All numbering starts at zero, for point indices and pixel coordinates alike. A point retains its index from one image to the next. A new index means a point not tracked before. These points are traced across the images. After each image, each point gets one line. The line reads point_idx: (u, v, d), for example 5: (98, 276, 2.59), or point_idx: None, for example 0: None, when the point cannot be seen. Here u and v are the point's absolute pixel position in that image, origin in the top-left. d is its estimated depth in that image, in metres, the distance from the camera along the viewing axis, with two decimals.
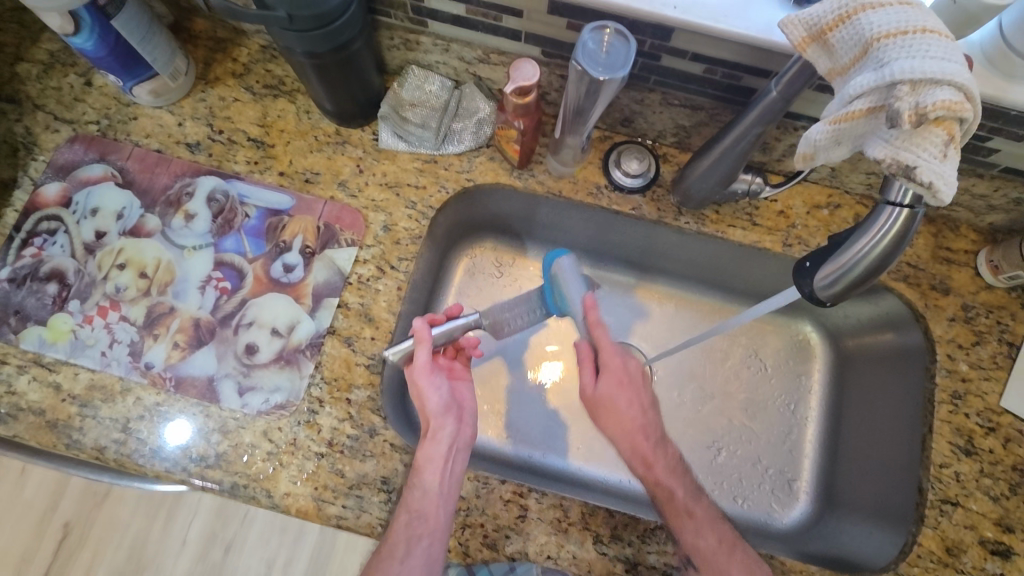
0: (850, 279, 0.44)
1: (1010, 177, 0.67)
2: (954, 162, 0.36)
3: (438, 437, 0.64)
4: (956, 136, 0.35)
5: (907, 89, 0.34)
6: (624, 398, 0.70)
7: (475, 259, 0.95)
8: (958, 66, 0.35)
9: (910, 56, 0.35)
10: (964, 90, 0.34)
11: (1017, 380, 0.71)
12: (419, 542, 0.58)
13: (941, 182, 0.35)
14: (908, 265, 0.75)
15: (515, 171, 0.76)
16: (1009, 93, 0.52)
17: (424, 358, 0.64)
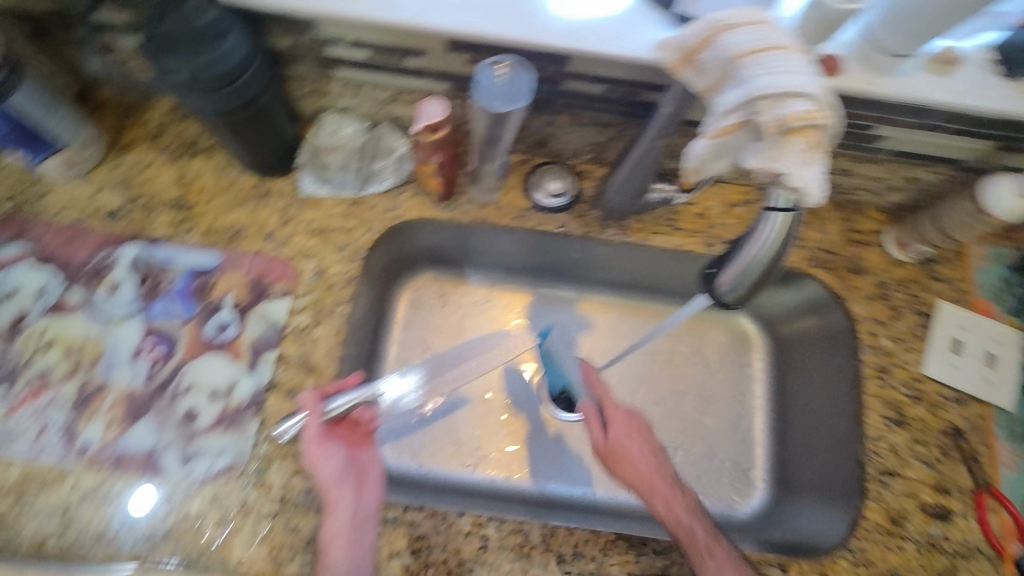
0: (747, 283, 0.45)
1: (902, 159, 0.72)
2: (820, 167, 0.38)
3: (338, 509, 0.62)
4: (818, 143, 0.37)
5: (768, 103, 0.36)
6: (631, 442, 0.69)
7: (417, 292, 0.97)
8: (809, 80, 0.37)
9: (768, 72, 0.37)
10: (819, 100, 0.36)
11: (934, 348, 0.76)
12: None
13: (809, 186, 0.37)
14: (823, 251, 0.80)
15: (440, 204, 0.79)
16: (885, 87, 0.56)
17: (313, 431, 0.64)
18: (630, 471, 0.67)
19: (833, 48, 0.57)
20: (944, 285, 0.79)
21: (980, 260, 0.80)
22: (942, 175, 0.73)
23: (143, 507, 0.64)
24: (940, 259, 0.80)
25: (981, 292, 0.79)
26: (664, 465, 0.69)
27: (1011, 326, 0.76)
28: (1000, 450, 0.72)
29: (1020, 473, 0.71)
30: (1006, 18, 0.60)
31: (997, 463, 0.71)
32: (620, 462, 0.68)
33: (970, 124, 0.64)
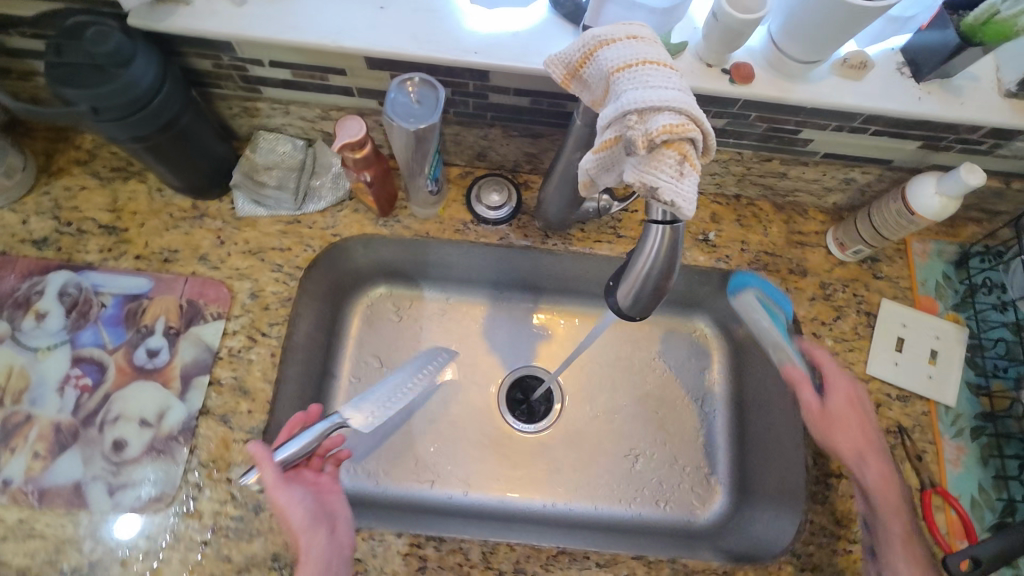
0: (644, 295, 0.45)
1: (832, 161, 0.72)
2: (693, 178, 0.38)
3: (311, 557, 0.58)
4: (689, 155, 0.38)
5: (636, 118, 0.37)
6: (850, 420, 0.68)
7: (373, 305, 0.92)
8: (677, 93, 0.38)
9: (636, 87, 0.38)
10: (686, 113, 0.37)
11: (878, 347, 0.76)
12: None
13: (681, 200, 0.38)
14: (766, 253, 0.79)
15: (380, 220, 0.77)
16: (793, 93, 0.58)
17: (272, 477, 0.59)
18: (844, 444, 0.67)
19: (743, 56, 0.59)
20: (885, 282, 0.79)
21: (921, 257, 0.79)
22: (873, 175, 0.73)
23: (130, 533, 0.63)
24: (881, 257, 0.79)
25: (923, 289, 0.78)
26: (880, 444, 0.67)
27: (953, 322, 0.76)
28: (945, 448, 0.71)
29: (966, 469, 0.70)
30: (911, 18, 0.57)
31: (942, 459, 0.71)
32: (838, 428, 0.67)
33: (886, 126, 0.64)
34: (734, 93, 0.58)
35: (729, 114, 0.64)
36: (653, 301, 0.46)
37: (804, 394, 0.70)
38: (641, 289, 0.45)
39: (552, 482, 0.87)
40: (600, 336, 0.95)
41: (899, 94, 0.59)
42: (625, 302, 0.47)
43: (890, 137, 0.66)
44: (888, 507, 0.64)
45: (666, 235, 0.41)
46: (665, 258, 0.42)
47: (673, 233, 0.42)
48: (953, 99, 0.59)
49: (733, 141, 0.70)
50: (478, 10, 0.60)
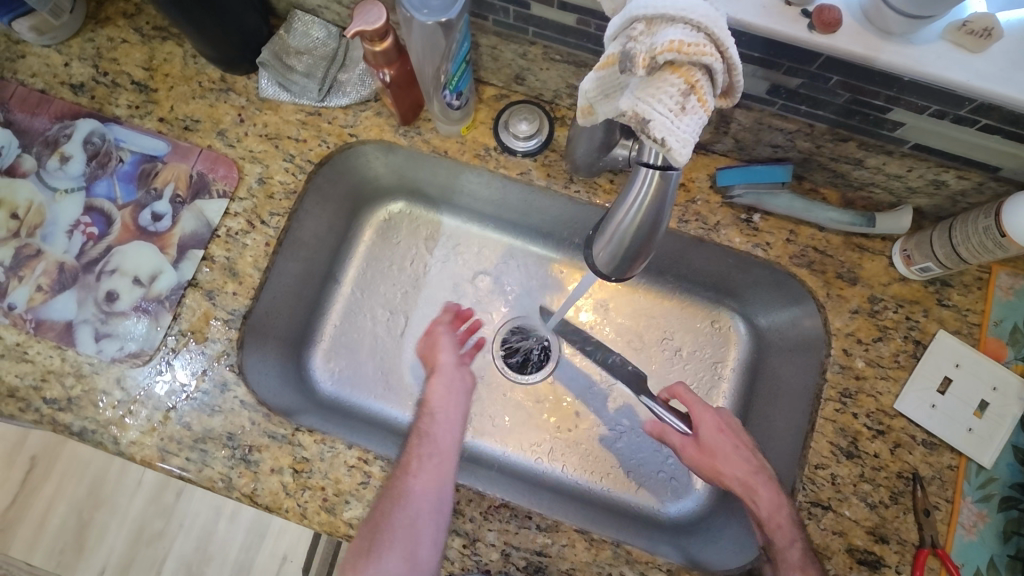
0: (620, 253, 0.44)
1: (920, 156, 0.60)
2: (695, 118, 0.32)
3: (443, 372, 0.74)
4: (697, 86, 0.31)
5: (643, 30, 0.32)
6: (727, 445, 0.67)
7: (391, 220, 0.88)
8: (699, 4, 0.31)
9: None
10: (704, 34, 0.31)
11: (916, 381, 0.66)
12: (410, 459, 0.64)
13: (674, 140, 0.31)
14: (814, 249, 0.69)
15: (400, 128, 0.74)
16: (880, 53, 0.49)
17: (443, 317, 0.79)
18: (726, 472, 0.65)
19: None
20: (950, 313, 0.67)
21: (1004, 294, 0.66)
22: (971, 182, 0.60)
23: (135, 395, 0.66)
24: (954, 283, 0.67)
25: (995, 329, 0.66)
26: (756, 461, 0.66)
27: (1020, 377, 0.64)
28: (961, 508, 0.62)
29: (979, 538, 0.61)
30: None
31: (955, 521, 0.62)
32: (698, 456, 0.67)
33: (1003, 121, 0.51)
34: (811, 44, 0.49)
35: (808, 73, 0.53)
36: (628, 261, 0.45)
37: (672, 433, 0.70)
38: (621, 240, 0.43)
39: (543, 439, 0.81)
40: (617, 304, 0.85)
41: (1022, 77, 0.48)
42: (599, 257, 0.46)
43: (1004, 138, 0.53)
44: (778, 529, 0.61)
45: (656, 177, 0.40)
46: (648, 205, 0.41)
47: (662, 181, 0.40)
48: None
49: (806, 108, 0.59)
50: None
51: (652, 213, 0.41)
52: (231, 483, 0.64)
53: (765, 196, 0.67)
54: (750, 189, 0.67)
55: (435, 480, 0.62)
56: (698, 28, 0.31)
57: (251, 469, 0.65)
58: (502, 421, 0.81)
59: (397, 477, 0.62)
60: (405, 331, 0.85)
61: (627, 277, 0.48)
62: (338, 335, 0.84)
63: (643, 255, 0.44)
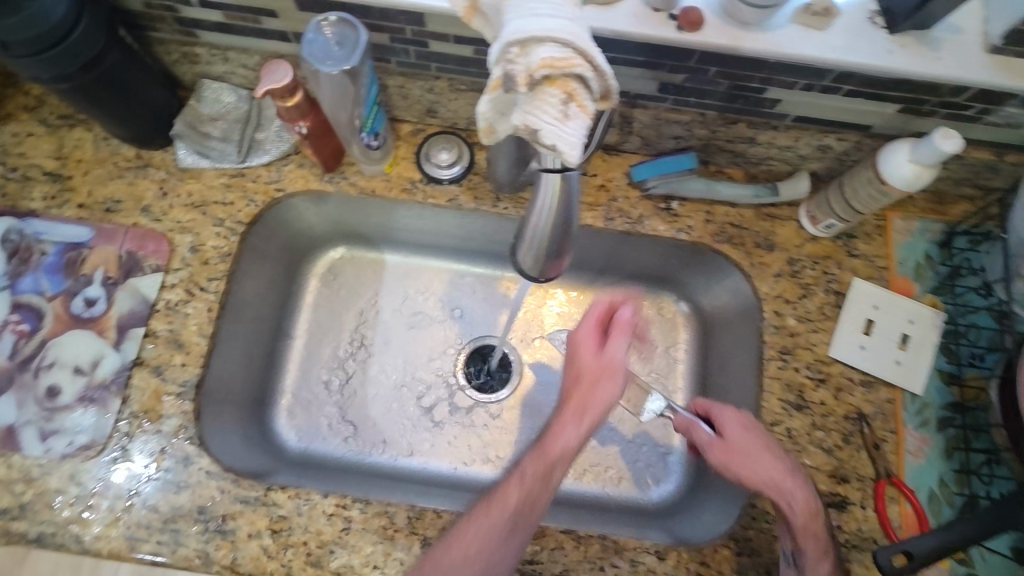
0: (543, 254, 0.48)
1: (802, 125, 0.66)
2: (580, 121, 0.35)
3: (573, 440, 0.62)
4: (575, 93, 0.35)
5: (518, 51, 0.35)
6: (759, 442, 0.64)
7: (334, 266, 0.89)
8: (562, 22, 0.35)
9: (520, 16, 0.35)
10: (572, 47, 0.34)
11: (843, 328, 0.71)
12: (478, 531, 0.58)
13: (563, 143, 0.34)
14: (731, 225, 0.74)
15: (325, 176, 0.75)
16: (742, 42, 0.54)
17: (620, 341, 0.64)
18: (751, 474, 0.62)
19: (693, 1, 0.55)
20: (860, 261, 0.73)
21: (901, 236, 0.73)
22: (850, 142, 0.66)
23: (92, 488, 0.64)
24: (858, 234, 0.74)
25: (901, 269, 0.72)
26: (790, 462, 0.64)
27: (930, 307, 0.70)
28: (906, 437, 0.67)
29: (926, 461, 0.66)
30: None
31: (902, 450, 0.67)
32: (728, 457, 0.64)
33: (861, 85, 0.58)
34: (681, 42, 0.54)
35: (689, 67, 0.59)
36: (552, 260, 0.49)
37: (698, 432, 0.67)
38: (540, 245, 0.47)
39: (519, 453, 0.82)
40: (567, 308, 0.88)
41: (866, 45, 0.54)
42: (525, 263, 0.50)
43: (866, 98, 0.60)
44: (812, 539, 0.60)
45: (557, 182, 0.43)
46: (556, 209, 0.44)
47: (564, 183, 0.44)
48: (928, 53, 0.54)
49: (695, 99, 0.64)
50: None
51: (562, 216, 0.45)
52: (209, 558, 0.63)
53: (677, 184, 0.72)
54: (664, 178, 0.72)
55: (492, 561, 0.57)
56: (565, 43, 0.34)
57: (228, 539, 0.63)
58: (477, 443, 0.83)
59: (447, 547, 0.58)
60: (365, 371, 0.85)
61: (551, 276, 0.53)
62: (300, 389, 0.84)
63: (563, 250, 0.48)
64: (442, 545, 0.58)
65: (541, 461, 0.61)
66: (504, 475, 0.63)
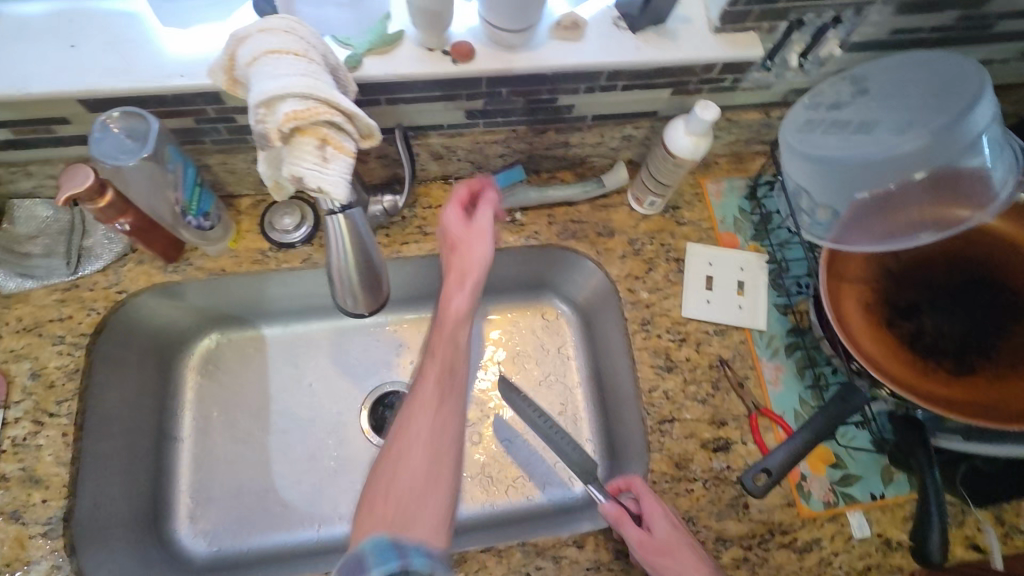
0: (357, 292, 0.61)
1: (602, 123, 0.73)
2: (339, 161, 0.41)
3: (454, 311, 0.64)
4: (327, 137, 0.40)
5: (267, 111, 0.40)
6: (681, 550, 0.61)
7: (211, 353, 0.86)
8: (300, 78, 0.40)
9: (262, 81, 0.40)
10: (314, 98, 0.40)
11: (690, 288, 0.78)
12: (399, 478, 0.56)
13: (327, 182, 0.40)
14: (573, 222, 0.80)
15: (168, 266, 0.74)
16: (515, 65, 0.59)
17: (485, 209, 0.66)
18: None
19: (464, 37, 0.59)
20: (689, 228, 0.81)
21: (717, 198, 0.83)
22: (647, 128, 0.75)
23: None
24: (681, 204, 0.82)
25: (723, 226, 0.81)
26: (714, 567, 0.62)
27: (753, 252, 0.79)
28: (763, 370, 0.75)
29: (785, 386, 0.74)
30: None
31: (764, 382, 0.74)
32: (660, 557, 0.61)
33: (632, 79, 0.65)
34: (461, 74, 0.58)
35: (481, 94, 0.64)
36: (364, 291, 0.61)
37: (628, 524, 0.63)
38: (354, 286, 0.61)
39: None
40: None
41: (620, 49, 0.60)
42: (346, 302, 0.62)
43: (641, 89, 0.68)
44: None
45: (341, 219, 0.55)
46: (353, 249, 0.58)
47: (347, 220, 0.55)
48: (672, 49, 0.61)
49: (502, 119, 0.70)
50: (176, 34, 0.60)
51: (360, 257, 0.59)
52: None
53: (513, 197, 0.78)
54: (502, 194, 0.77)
55: (428, 512, 0.55)
56: (305, 91, 0.39)
57: None
58: None
59: (367, 506, 0.56)
60: (265, 452, 0.82)
61: (388, 293, 0.65)
62: (198, 491, 0.79)
63: (369, 284, 0.61)
64: (376, 485, 0.57)
65: (441, 333, 0.65)
66: (419, 366, 0.66)
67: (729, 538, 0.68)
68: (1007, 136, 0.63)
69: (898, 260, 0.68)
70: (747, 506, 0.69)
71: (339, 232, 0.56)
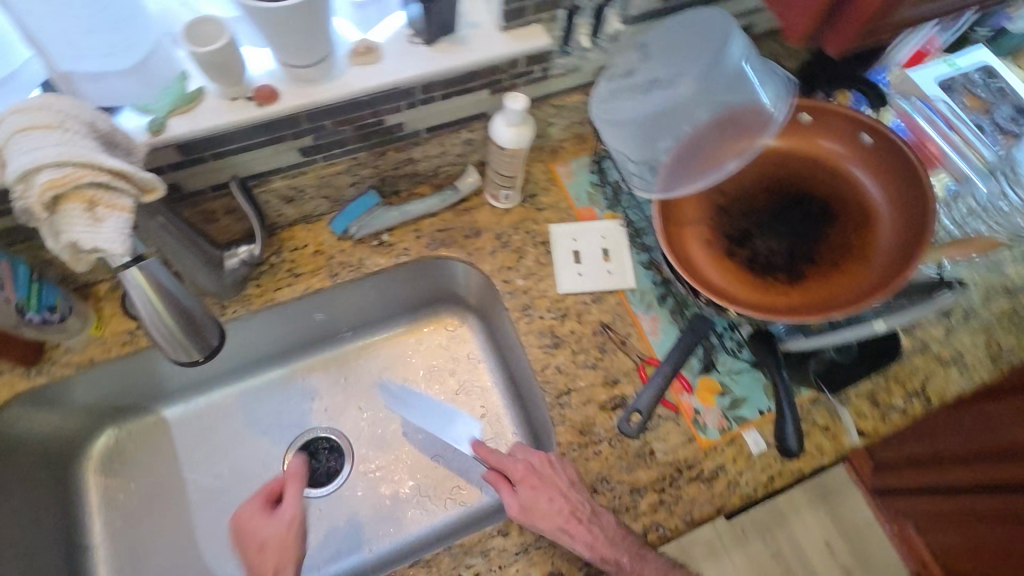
0: (185, 343, 0.58)
1: (438, 133, 0.77)
2: (113, 220, 0.48)
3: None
4: (95, 200, 0.47)
5: (24, 184, 0.45)
6: (543, 495, 0.66)
7: (114, 449, 0.85)
8: (52, 148, 0.45)
9: (19, 153, 0.46)
10: (64, 163, 0.45)
11: (561, 267, 0.82)
12: None
13: (101, 241, 0.47)
14: (440, 231, 0.83)
15: (33, 370, 0.72)
16: (318, 96, 0.62)
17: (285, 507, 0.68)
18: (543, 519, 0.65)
19: (264, 80, 0.61)
20: (550, 211, 0.86)
21: (569, 178, 0.88)
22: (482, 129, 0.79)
23: None
24: (538, 191, 0.87)
25: (580, 202, 0.86)
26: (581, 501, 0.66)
27: (610, 220, 0.85)
28: (643, 324, 0.80)
29: (663, 334, 0.79)
30: None
31: (645, 335, 0.79)
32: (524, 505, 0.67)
33: (447, 88, 0.69)
34: (269, 114, 0.60)
35: (305, 131, 0.66)
36: (193, 337, 0.57)
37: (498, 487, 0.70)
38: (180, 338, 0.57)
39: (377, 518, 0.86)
40: (370, 369, 0.95)
41: (419, 62, 0.64)
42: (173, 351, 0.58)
43: (460, 95, 0.72)
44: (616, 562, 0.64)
45: (136, 273, 0.51)
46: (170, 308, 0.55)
47: (143, 272, 0.52)
48: (463, 52, 0.66)
49: (338, 150, 0.72)
50: None
51: (172, 308, 0.54)
52: None
53: (375, 221, 0.80)
54: (363, 220, 0.80)
55: None
56: (60, 158, 0.45)
57: None
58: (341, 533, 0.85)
59: None
60: (192, 532, 0.84)
61: (218, 339, 0.60)
62: None
63: (196, 329, 0.57)
64: None
65: None
66: None
67: (642, 487, 0.72)
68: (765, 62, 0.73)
69: (726, 196, 0.74)
70: (653, 452, 0.73)
71: (137, 284, 0.52)
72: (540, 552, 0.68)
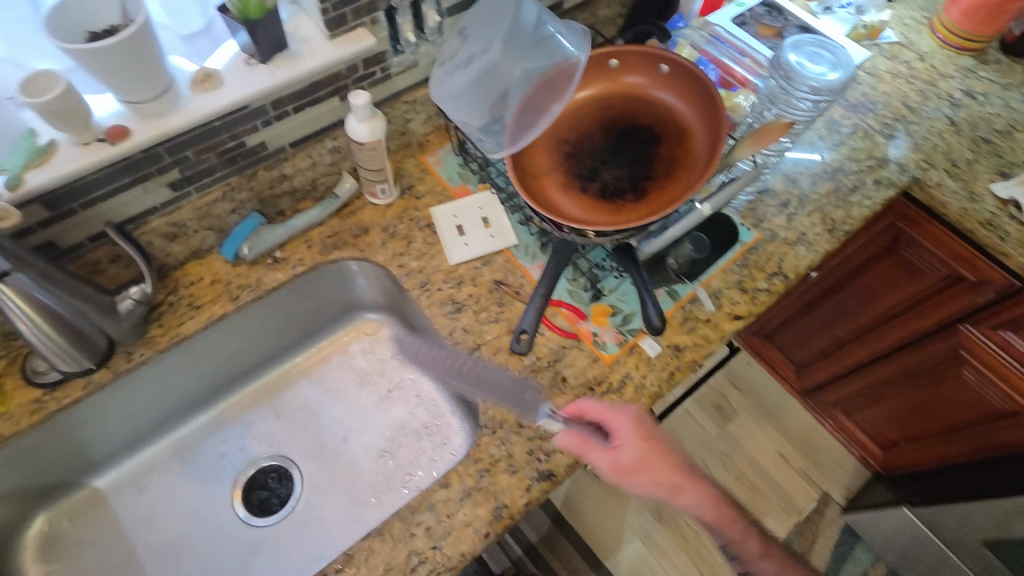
0: (69, 353, 0.70)
1: (302, 147, 0.84)
2: None
3: None
4: None
5: None
6: (650, 460, 0.74)
7: (52, 530, 0.83)
8: None
9: None
10: None
11: (449, 241, 0.89)
12: None
13: None
14: (330, 236, 0.89)
15: None
16: (171, 124, 0.66)
17: None
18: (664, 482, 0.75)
19: (116, 122, 0.66)
20: (428, 197, 0.93)
21: (439, 164, 0.96)
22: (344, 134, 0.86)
23: None
24: (413, 182, 0.95)
25: (453, 182, 0.94)
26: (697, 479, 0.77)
27: (483, 191, 0.93)
28: (532, 273, 0.87)
29: None
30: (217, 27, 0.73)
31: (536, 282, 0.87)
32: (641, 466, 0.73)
33: (294, 100, 0.76)
34: (126, 151, 0.65)
35: (168, 164, 0.71)
36: (76, 344, 0.70)
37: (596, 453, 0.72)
38: (58, 348, 0.69)
39: (336, 523, 0.87)
40: (299, 389, 0.98)
41: (259, 77, 0.71)
42: (67, 365, 0.72)
43: (311, 105, 0.79)
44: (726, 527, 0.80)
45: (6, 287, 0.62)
46: (45, 321, 0.65)
47: (14, 288, 0.62)
48: (298, 62, 0.72)
49: (207, 178, 0.77)
50: None
51: (49, 319, 0.66)
52: None
53: (263, 239, 0.85)
54: (250, 241, 0.84)
55: None
56: None
57: None
58: (302, 547, 0.86)
59: None
60: None
61: (102, 342, 0.74)
62: None
63: (77, 335, 0.70)
64: None
65: None
66: None
67: (562, 411, 0.78)
68: (561, 22, 0.80)
69: (572, 142, 0.84)
70: (564, 379, 0.80)
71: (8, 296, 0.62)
72: (482, 492, 0.73)
